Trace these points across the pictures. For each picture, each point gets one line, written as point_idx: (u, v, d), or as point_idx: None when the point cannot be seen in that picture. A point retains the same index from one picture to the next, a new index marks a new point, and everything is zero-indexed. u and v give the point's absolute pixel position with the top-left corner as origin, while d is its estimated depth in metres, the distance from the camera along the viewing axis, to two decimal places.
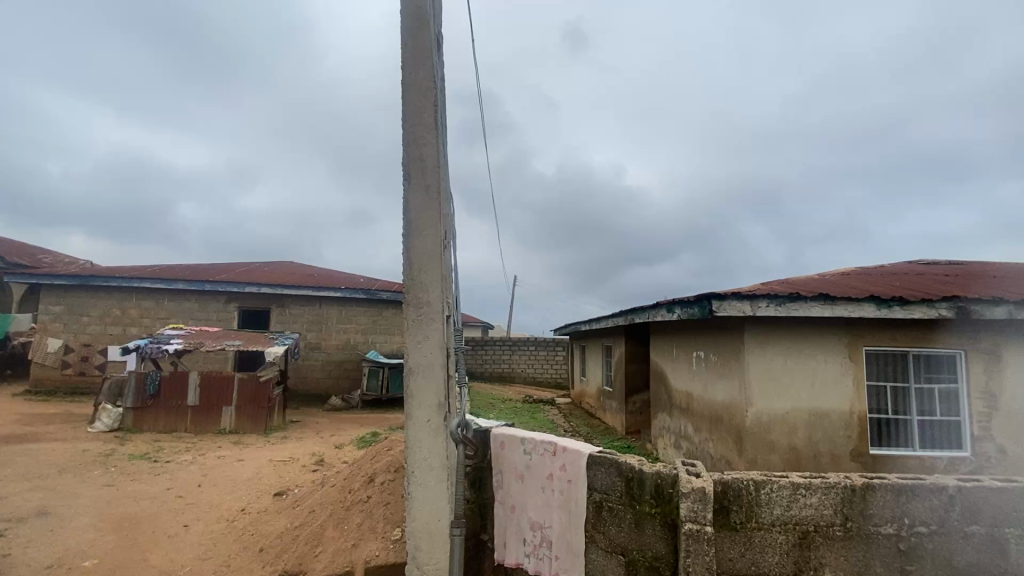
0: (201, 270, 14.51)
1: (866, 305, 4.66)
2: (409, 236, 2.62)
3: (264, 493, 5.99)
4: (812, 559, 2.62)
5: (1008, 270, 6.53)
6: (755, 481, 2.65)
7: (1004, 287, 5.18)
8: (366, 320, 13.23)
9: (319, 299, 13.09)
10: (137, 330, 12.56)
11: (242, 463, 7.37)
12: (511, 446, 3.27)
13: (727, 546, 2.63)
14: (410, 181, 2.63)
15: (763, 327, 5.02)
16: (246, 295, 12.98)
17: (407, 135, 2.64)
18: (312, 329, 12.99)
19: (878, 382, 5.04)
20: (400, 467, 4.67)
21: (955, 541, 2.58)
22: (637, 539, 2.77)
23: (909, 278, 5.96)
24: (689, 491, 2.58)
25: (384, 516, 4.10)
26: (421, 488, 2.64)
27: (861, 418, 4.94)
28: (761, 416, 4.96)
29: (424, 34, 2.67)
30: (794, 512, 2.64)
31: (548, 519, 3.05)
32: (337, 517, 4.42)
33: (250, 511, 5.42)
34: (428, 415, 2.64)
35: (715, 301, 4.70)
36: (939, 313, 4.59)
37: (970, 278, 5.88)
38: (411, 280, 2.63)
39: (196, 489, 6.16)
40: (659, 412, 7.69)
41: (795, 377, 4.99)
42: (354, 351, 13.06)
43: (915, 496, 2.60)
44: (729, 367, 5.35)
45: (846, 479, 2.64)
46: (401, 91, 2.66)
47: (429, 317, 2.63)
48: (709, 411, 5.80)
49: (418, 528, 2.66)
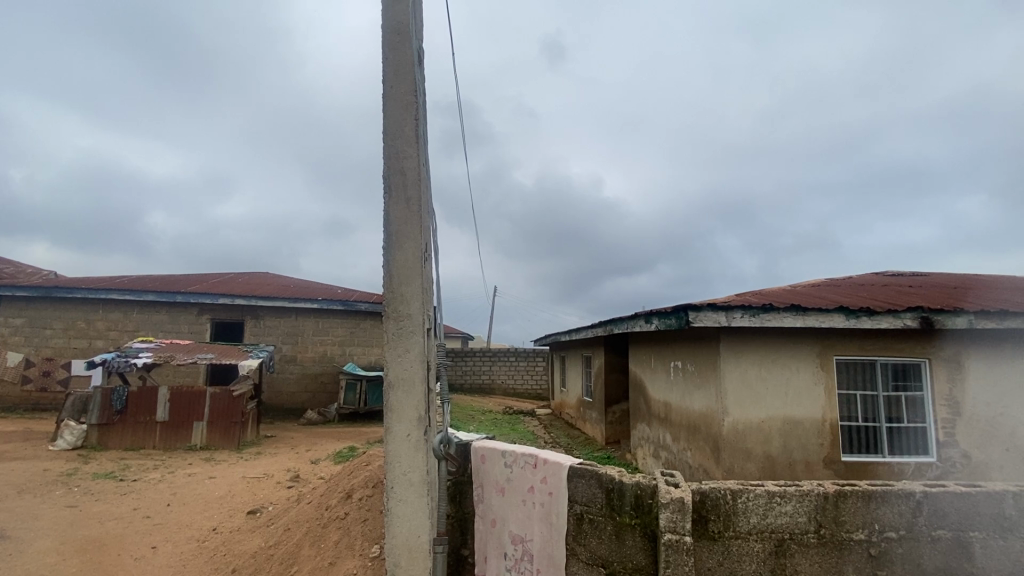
0: (172, 281, 14.15)
1: (836, 315, 4.81)
2: (389, 249, 2.63)
3: (237, 511, 5.82)
4: (787, 566, 2.67)
5: (967, 282, 6.81)
6: (732, 490, 2.69)
7: (966, 298, 5.39)
8: (343, 332, 13.03)
9: (295, 310, 12.85)
10: (103, 343, 12.13)
11: (214, 481, 7.13)
12: (492, 460, 3.26)
13: (706, 555, 2.66)
14: (392, 193, 2.64)
15: (738, 338, 5.13)
16: (219, 307, 12.67)
17: (388, 147, 2.65)
18: (287, 341, 12.74)
19: (849, 391, 5.18)
20: (378, 482, 4.60)
21: (923, 545, 2.66)
22: (618, 551, 2.78)
23: (876, 289, 6.17)
24: (668, 502, 2.61)
25: (362, 533, 4.02)
26: (401, 503, 2.61)
27: (833, 426, 5.07)
28: (737, 424, 5.05)
29: (406, 48, 2.70)
30: (770, 520, 2.68)
31: (530, 532, 3.04)
32: (314, 535, 4.33)
33: (221, 531, 5.25)
34: (408, 428, 2.61)
35: (691, 311, 4.78)
36: (903, 323, 4.76)
37: (934, 290, 6.11)
38: (392, 293, 2.62)
39: (165, 509, 5.92)
40: (638, 422, 7.74)
41: (769, 387, 5.10)
42: (331, 362, 12.85)
43: (885, 503, 2.68)
44: (705, 377, 5.44)
45: (818, 487, 2.71)
46: (382, 106, 2.67)
47: (410, 329, 2.62)
48: (687, 421, 5.87)
49: (397, 544, 2.62)
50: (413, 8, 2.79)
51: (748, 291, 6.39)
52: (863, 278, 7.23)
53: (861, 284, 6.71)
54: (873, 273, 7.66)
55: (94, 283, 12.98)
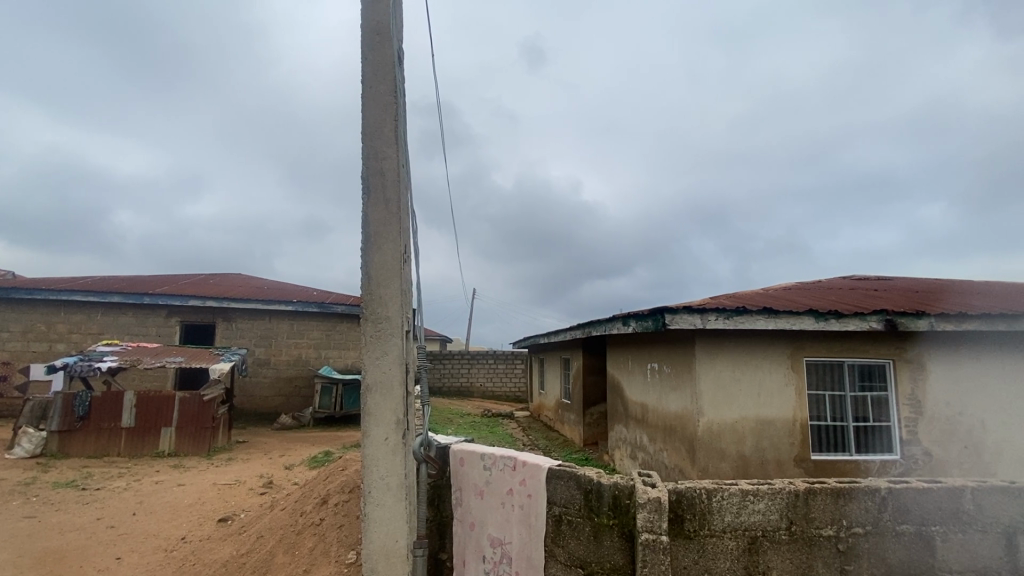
0: (139, 282, 13.69)
1: (806, 318, 4.94)
2: (367, 251, 2.60)
3: (206, 519, 5.65)
4: (759, 563, 2.73)
5: (928, 286, 7.08)
6: (707, 490, 2.74)
7: (926, 301, 5.62)
8: (319, 335, 12.80)
9: (268, 313, 12.58)
10: (64, 346, 11.67)
11: (183, 488, 6.91)
12: (471, 462, 3.25)
13: (682, 554, 2.71)
14: (370, 194, 2.61)
15: (713, 341, 5.23)
16: (189, 310, 12.32)
17: (367, 148, 2.62)
18: (261, 344, 12.46)
19: (818, 391, 5.34)
20: (355, 487, 4.54)
21: (888, 539, 2.76)
22: (595, 551, 2.80)
23: (844, 293, 6.37)
24: (645, 501, 2.64)
25: (337, 538, 3.95)
26: (379, 508, 2.58)
27: (803, 426, 5.22)
28: (711, 424, 5.14)
29: (385, 49, 2.69)
30: (743, 518, 2.74)
31: (509, 535, 3.04)
32: (287, 542, 4.25)
33: (190, 540, 5.09)
34: (386, 432, 2.59)
35: (668, 314, 4.85)
36: (869, 325, 4.93)
37: (898, 293, 6.35)
38: (370, 295, 2.59)
39: (130, 519, 5.72)
40: (615, 424, 7.82)
41: (742, 387, 5.22)
42: (306, 366, 12.62)
43: (852, 499, 2.77)
44: (681, 378, 5.54)
45: (789, 485, 2.78)
46: (360, 106, 2.65)
47: (388, 331, 2.60)
48: (663, 422, 5.96)
49: (375, 550, 2.58)
50: (394, 9, 2.78)
51: (722, 295, 6.51)
52: (831, 282, 7.47)
53: (829, 287, 6.92)
54: (840, 277, 7.92)
55: (56, 284, 12.47)
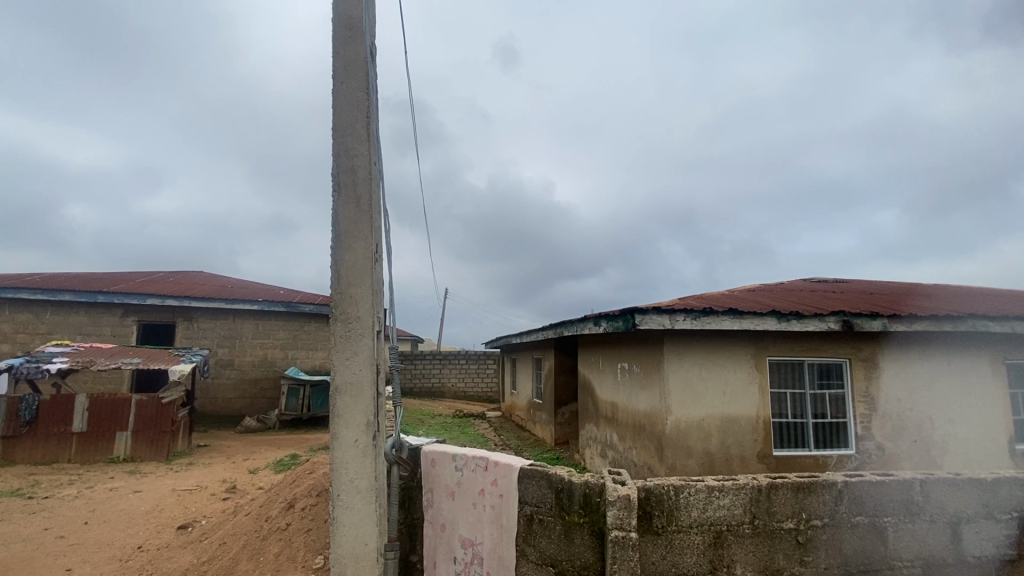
0: (93, 280, 13.06)
1: (769, 318, 5.11)
2: (337, 250, 2.56)
3: (165, 527, 5.44)
4: (724, 556, 2.81)
5: (883, 289, 7.43)
6: (675, 486, 2.81)
7: (881, 303, 5.88)
8: (285, 335, 12.48)
9: (232, 312, 12.18)
10: (9, 347, 11.04)
11: (140, 495, 6.63)
12: (442, 464, 3.23)
13: (650, 550, 2.76)
14: (340, 191, 2.57)
15: (681, 341, 5.35)
16: (147, 309, 11.82)
17: (338, 144, 2.58)
18: (224, 345, 12.06)
19: (779, 389, 5.53)
20: (322, 490, 4.45)
21: (844, 531, 2.88)
22: (566, 549, 2.82)
23: (804, 294, 6.62)
24: (615, 499, 2.69)
25: (305, 544, 3.86)
26: (348, 511, 2.54)
27: (765, 423, 5.40)
28: (679, 422, 5.26)
29: (358, 45, 2.64)
30: (709, 513, 2.81)
31: (480, 535, 3.04)
32: (251, 548, 4.13)
33: (148, 548, 4.89)
34: (356, 434, 2.55)
35: (637, 314, 4.93)
36: (827, 326, 5.14)
37: (854, 295, 6.64)
38: (340, 295, 2.55)
39: (82, 528, 5.45)
40: (586, 423, 7.90)
41: (708, 386, 5.36)
42: (272, 367, 12.28)
43: (811, 493, 2.87)
44: (650, 377, 5.64)
45: (753, 481, 2.87)
46: (331, 102, 2.61)
47: (358, 331, 2.56)
48: (632, 420, 6.06)
49: (344, 554, 2.54)
50: (368, 6, 2.74)
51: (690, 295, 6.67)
52: (793, 284, 7.75)
53: (791, 289, 7.17)
54: (802, 279, 8.22)
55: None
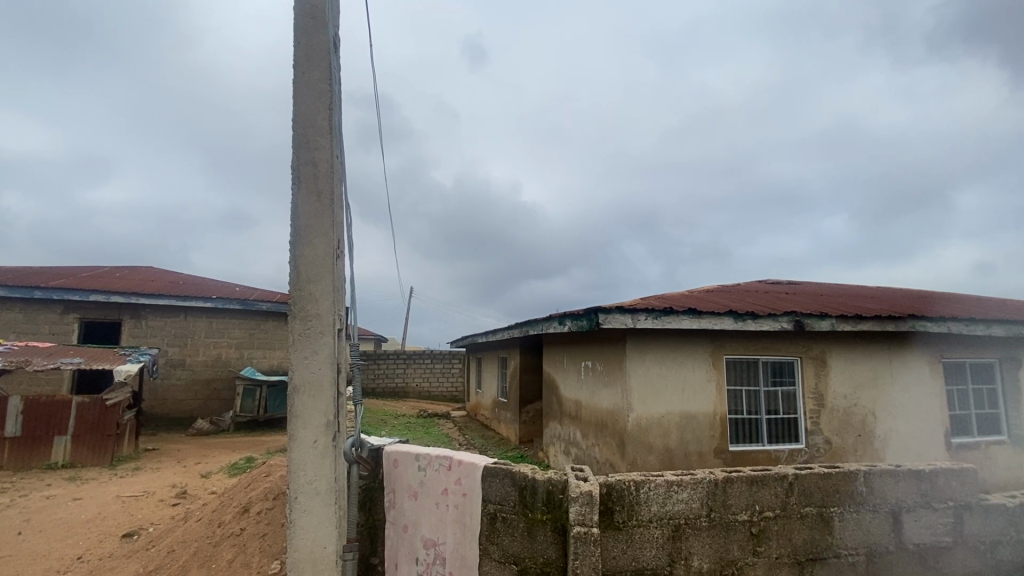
0: (29, 274, 12.21)
1: (726, 318, 5.28)
2: (297, 245, 2.48)
3: (108, 535, 5.15)
4: (682, 549, 2.88)
5: (831, 291, 7.82)
6: (635, 482, 2.86)
7: (830, 304, 6.18)
8: (241, 334, 12.03)
9: (184, 310, 11.64)
10: None
11: (80, 502, 6.24)
12: (405, 464, 3.18)
13: (611, 545, 2.81)
14: (300, 184, 2.49)
15: (642, 340, 5.47)
16: (90, 306, 11.15)
17: (298, 136, 2.51)
18: (174, 344, 11.51)
19: (735, 387, 5.72)
20: (279, 493, 4.31)
21: (794, 522, 3.01)
22: (529, 547, 2.83)
23: (759, 296, 6.88)
24: (577, 495, 2.72)
25: (260, 549, 3.73)
26: (306, 514, 2.47)
27: (721, 419, 5.58)
28: (640, 419, 5.37)
29: (321, 35, 2.57)
30: (668, 507, 2.88)
31: (443, 535, 3.01)
32: (203, 555, 3.96)
33: (89, 558, 4.61)
34: (315, 435, 2.48)
35: (601, 313, 5.00)
36: (780, 325, 5.35)
37: (805, 297, 6.95)
38: (299, 291, 2.47)
39: (14, 539, 5.09)
40: (551, 421, 7.97)
41: (668, 383, 5.49)
42: (227, 367, 11.82)
43: (763, 486, 2.99)
44: (612, 376, 5.74)
45: (709, 476, 2.96)
46: (292, 92, 2.53)
47: (318, 329, 2.49)
48: (595, 418, 6.15)
49: (301, 558, 2.47)
50: None
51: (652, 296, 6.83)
52: (748, 286, 8.06)
53: (747, 291, 7.45)
54: (757, 281, 8.55)
55: None
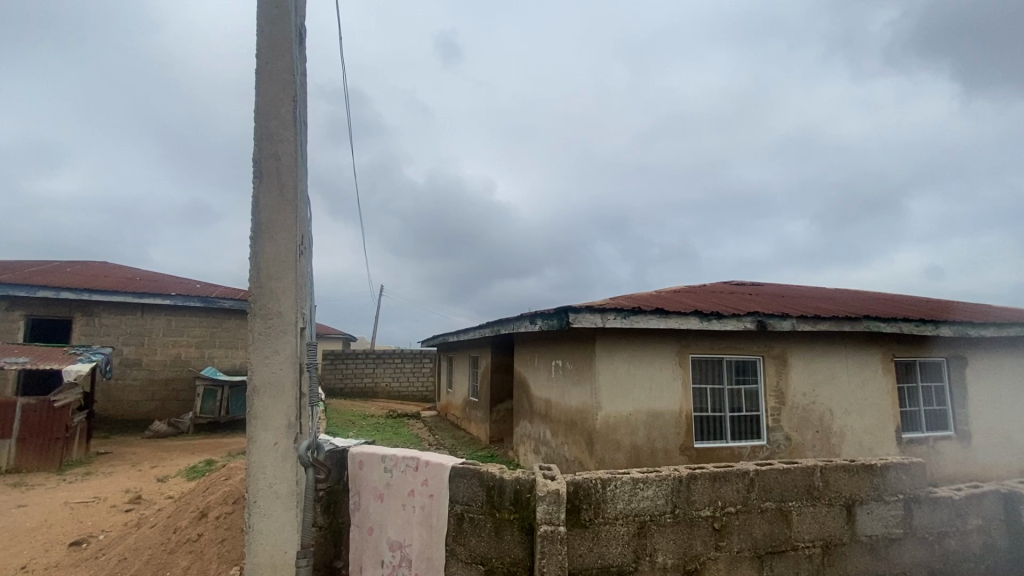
0: None
1: (692, 318, 5.39)
2: (257, 241, 2.40)
3: (54, 544, 4.88)
4: (647, 545, 2.92)
5: (792, 292, 8.09)
6: (602, 480, 2.89)
7: (791, 305, 6.38)
8: (202, 333, 11.61)
9: (141, 307, 11.14)
10: None
11: (24, 510, 5.90)
12: (370, 465, 3.11)
13: (577, 542, 2.82)
14: (262, 178, 2.41)
15: (612, 339, 5.53)
16: (38, 302, 10.56)
17: (260, 128, 2.42)
18: (130, 343, 11.01)
19: (700, 385, 5.85)
20: (239, 498, 4.18)
21: (754, 516, 3.09)
22: (496, 547, 2.82)
23: (725, 297, 7.06)
24: (545, 494, 2.72)
25: (217, 555, 3.59)
26: (265, 518, 2.39)
27: (687, 417, 5.69)
28: (608, 417, 5.43)
29: (285, 24, 2.49)
30: (634, 504, 2.92)
31: (409, 537, 2.97)
32: (156, 563, 3.80)
33: (31, 568, 4.36)
34: (275, 437, 2.41)
35: (571, 312, 5.02)
36: (744, 325, 5.50)
37: (768, 298, 7.16)
38: (259, 288, 2.39)
39: None
40: (521, 420, 7.98)
41: (636, 382, 5.57)
42: (186, 367, 11.38)
43: (725, 482, 3.06)
44: (582, 374, 5.78)
45: (674, 473, 3.01)
46: (254, 83, 2.44)
47: (280, 328, 2.41)
48: (565, 416, 6.18)
49: (260, 563, 2.40)
50: None
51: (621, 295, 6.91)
52: (714, 287, 8.25)
53: (713, 292, 7.62)
54: (723, 283, 8.76)
55: None
